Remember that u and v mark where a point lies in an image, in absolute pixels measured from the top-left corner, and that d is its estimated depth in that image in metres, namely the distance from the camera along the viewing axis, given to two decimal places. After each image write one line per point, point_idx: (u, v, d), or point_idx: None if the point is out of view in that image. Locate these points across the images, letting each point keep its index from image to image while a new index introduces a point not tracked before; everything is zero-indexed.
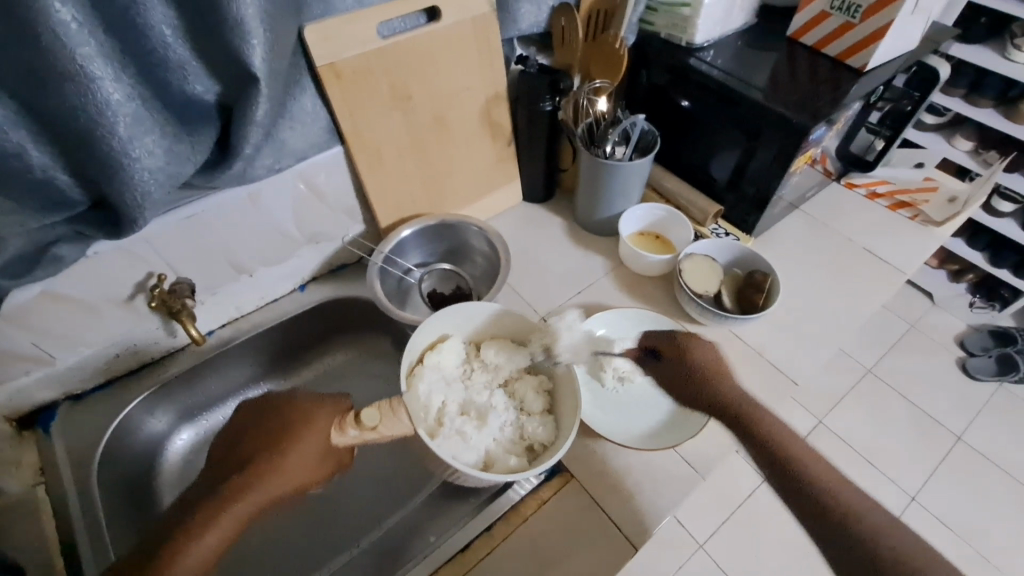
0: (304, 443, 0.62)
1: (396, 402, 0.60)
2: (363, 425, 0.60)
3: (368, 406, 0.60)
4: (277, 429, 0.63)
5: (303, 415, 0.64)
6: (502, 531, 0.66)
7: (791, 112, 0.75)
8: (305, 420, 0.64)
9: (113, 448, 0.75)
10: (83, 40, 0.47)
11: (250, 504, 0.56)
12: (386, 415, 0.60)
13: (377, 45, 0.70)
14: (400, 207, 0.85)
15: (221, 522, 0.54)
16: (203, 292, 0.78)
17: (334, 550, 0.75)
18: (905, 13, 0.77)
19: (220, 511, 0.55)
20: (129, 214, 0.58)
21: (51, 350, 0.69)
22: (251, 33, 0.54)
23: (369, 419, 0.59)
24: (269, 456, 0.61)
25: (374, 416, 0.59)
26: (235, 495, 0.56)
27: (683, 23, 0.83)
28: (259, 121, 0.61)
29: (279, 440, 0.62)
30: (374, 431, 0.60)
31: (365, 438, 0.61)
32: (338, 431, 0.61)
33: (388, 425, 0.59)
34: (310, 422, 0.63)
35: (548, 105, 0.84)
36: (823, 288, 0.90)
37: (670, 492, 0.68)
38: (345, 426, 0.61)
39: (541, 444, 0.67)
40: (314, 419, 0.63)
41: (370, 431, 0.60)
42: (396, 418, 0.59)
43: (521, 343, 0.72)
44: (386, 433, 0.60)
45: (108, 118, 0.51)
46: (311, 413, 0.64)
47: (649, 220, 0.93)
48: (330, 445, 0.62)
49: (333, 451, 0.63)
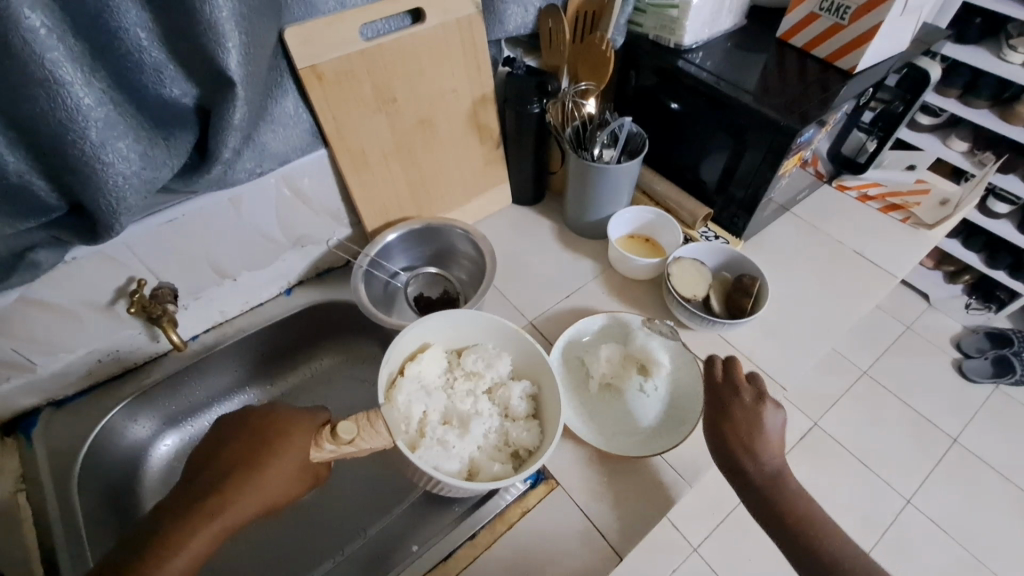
0: (277, 463, 0.54)
1: (376, 415, 0.55)
2: (340, 439, 0.54)
3: (346, 418, 0.55)
4: (244, 444, 0.56)
5: (274, 428, 0.57)
6: (485, 539, 0.65)
7: (779, 115, 0.75)
8: (275, 436, 0.56)
9: (94, 455, 0.74)
10: (53, 45, 0.46)
11: (217, 526, 0.50)
12: (365, 428, 0.55)
13: (358, 47, 0.69)
14: (386, 210, 0.84)
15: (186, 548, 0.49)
16: (185, 297, 0.77)
17: (317, 558, 0.74)
18: (895, 15, 0.76)
19: (183, 536, 0.49)
20: (105, 219, 0.57)
21: (30, 355, 0.68)
22: (227, 36, 0.53)
23: (346, 432, 0.54)
24: (235, 478, 0.53)
25: (351, 430, 0.54)
26: (198, 519, 0.50)
27: (671, 25, 0.82)
28: (237, 125, 0.60)
29: (245, 457, 0.55)
30: (352, 445, 0.54)
31: (343, 452, 0.55)
32: (314, 446, 0.56)
33: (367, 439, 0.54)
34: (281, 437, 0.56)
35: (536, 108, 0.83)
36: (814, 292, 0.89)
37: (656, 499, 0.68)
38: (322, 439, 0.55)
39: (526, 450, 0.66)
40: (285, 434, 0.56)
41: (348, 446, 0.54)
42: (376, 432, 0.55)
43: (503, 351, 0.72)
44: (365, 447, 0.55)
45: (81, 123, 0.51)
46: (283, 425, 0.57)
47: (637, 224, 0.92)
48: (304, 462, 0.56)
49: (308, 470, 0.56)
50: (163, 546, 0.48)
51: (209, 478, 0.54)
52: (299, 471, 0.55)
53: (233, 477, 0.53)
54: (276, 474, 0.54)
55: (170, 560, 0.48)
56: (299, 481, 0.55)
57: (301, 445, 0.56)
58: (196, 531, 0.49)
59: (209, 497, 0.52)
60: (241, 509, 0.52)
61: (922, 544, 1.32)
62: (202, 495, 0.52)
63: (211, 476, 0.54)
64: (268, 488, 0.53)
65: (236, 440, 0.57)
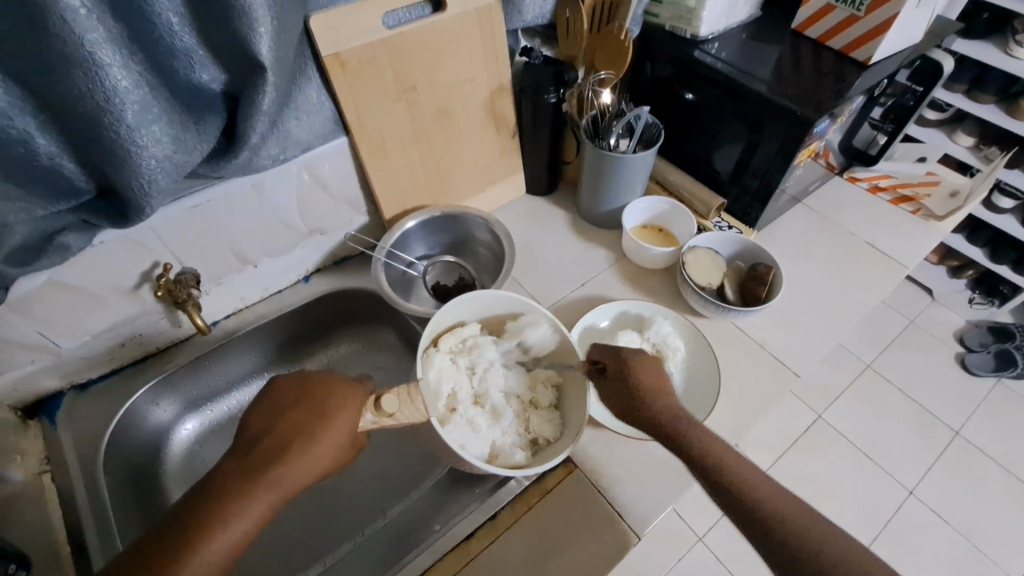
0: (329, 435, 0.55)
1: (415, 388, 0.58)
2: (383, 411, 0.56)
3: (388, 392, 0.57)
4: (296, 417, 0.57)
5: (328, 399, 0.57)
6: (507, 519, 0.67)
7: (794, 105, 0.75)
8: (328, 407, 0.57)
9: (118, 438, 0.75)
10: (92, 26, 0.47)
11: (275, 494, 0.52)
12: (406, 403, 0.57)
13: (380, 36, 0.70)
14: (403, 197, 0.85)
15: (244, 514, 0.51)
16: (207, 283, 0.78)
17: (337, 539, 0.75)
18: (910, 7, 0.77)
19: (243, 501, 0.51)
20: (135, 202, 0.58)
21: (56, 339, 0.69)
22: (258, 22, 0.54)
23: (388, 405, 0.56)
24: (293, 449, 0.54)
25: (394, 403, 0.57)
26: (257, 489, 0.52)
27: (688, 15, 0.83)
28: (265, 110, 0.61)
29: (288, 434, 0.55)
30: (393, 418, 0.57)
31: (382, 424, 0.57)
32: (358, 418, 0.57)
33: (406, 414, 0.57)
34: (333, 407, 0.57)
35: (553, 97, 0.84)
36: (824, 282, 0.90)
37: (671, 482, 0.69)
38: (363, 409, 0.57)
39: (545, 440, 0.68)
40: (337, 406, 0.57)
41: (389, 418, 0.57)
42: (414, 406, 0.57)
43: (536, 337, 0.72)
44: (404, 421, 0.57)
45: (116, 107, 0.51)
46: (334, 397, 0.58)
47: (652, 214, 0.94)
48: (353, 434, 0.57)
49: (355, 441, 0.57)
50: (223, 512, 0.50)
51: (264, 449, 0.55)
52: (350, 440, 0.57)
53: (292, 445, 0.54)
54: (328, 445, 0.55)
55: (229, 527, 0.50)
56: (346, 451, 0.57)
57: (346, 421, 0.57)
58: (254, 497, 0.51)
59: (270, 467, 0.53)
60: (296, 479, 0.53)
61: (924, 535, 1.34)
62: (262, 464, 0.53)
63: (268, 443, 0.55)
64: (319, 458, 0.55)
65: (287, 411, 0.57)
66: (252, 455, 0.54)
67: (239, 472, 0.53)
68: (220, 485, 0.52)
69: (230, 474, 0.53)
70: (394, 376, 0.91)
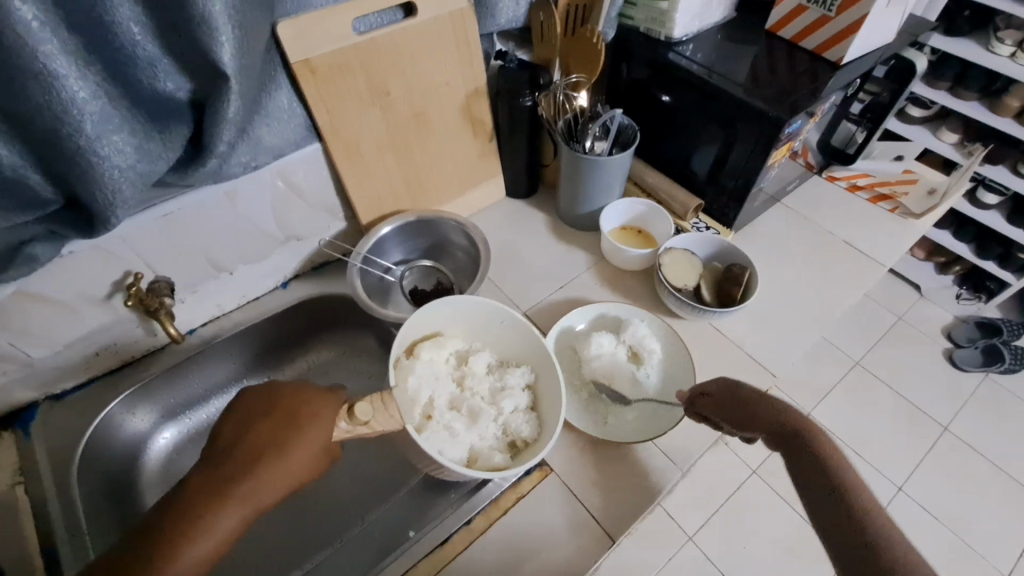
0: (302, 445, 0.55)
1: (389, 397, 0.57)
2: (357, 420, 0.56)
3: (362, 400, 0.56)
4: (271, 426, 0.56)
5: (301, 407, 0.57)
6: (480, 525, 0.67)
7: (767, 106, 0.76)
8: (302, 416, 0.57)
9: (94, 448, 0.75)
10: (46, 38, 0.47)
11: (247, 509, 0.51)
12: (380, 410, 0.56)
13: (351, 42, 0.70)
14: (380, 202, 0.85)
15: (218, 526, 0.50)
16: (182, 291, 0.78)
17: (317, 546, 0.75)
18: (881, 7, 0.77)
19: (215, 512, 0.50)
20: (100, 213, 0.58)
21: (29, 350, 0.69)
22: (220, 30, 0.54)
23: (362, 413, 0.56)
24: (265, 459, 0.54)
25: (368, 411, 0.56)
26: (231, 502, 0.51)
27: (662, 18, 0.83)
28: (231, 118, 0.61)
29: (264, 448, 0.55)
30: (368, 426, 0.56)
31: (356, 432, 0.57)
32: (333, 427, 0.56)
33: (381, 422, 0.56)
34: (307, 417, 0.57)
35: (528, 100, 0.83)
36: (802, 281, 0.91)
37: (648, 484, 0.69)
38: (337, 418, 0.57)
39: (523, 441, 0.68)
40: (311, 415, 0.57)
41: (364, 426, 0.56)
42: (389, 415, 0.56)
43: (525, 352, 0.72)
44: (379, 429, 0.56)
45: (74, 117, 0.51)
46: (309, 406, 0.57)
47: (630, 215, 0.94)
48: (328, 444, 0.56)
49: (332, 450, 0.57)
50: (196, 523, 0.49)
51: (237, 460, 0.54)
52: (324, 450, 0.56)
53: (263, 456, 0.54)
54: (302, 457, 0.55)
55: (199, 541, 0.49)
56: (322, 460, 0.56)
57: (321, 431, 0.56)
58: (226, 509, 0.50)
59: (238, 483, 0.52)
60: (270, 491, 0.53)
61: (913, 530, 1.34)
62: (236, 476, 0.53)
63: (241, 453, 0.54)
64: (294, 469, 0.54)
65: (262, 420, 0.57)
66: (224, 466, 0.53)
67: (214, 481, 0.52)
68: (193, 496, 0.51)
69: (201, 487, 0.52)
70: (375, 380, 0.91)
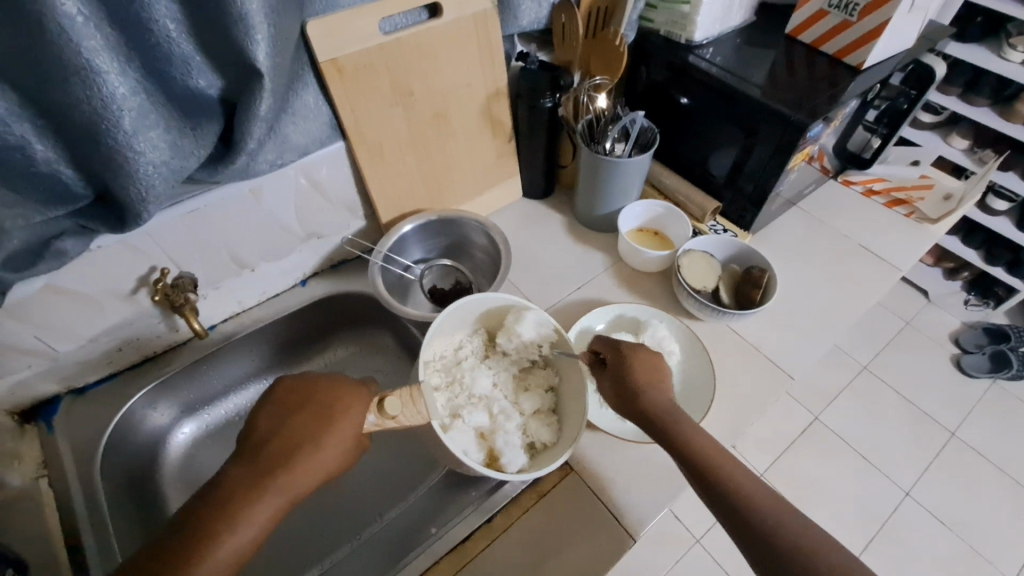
0: (333, 437, 0.56)
1: (418, 393, 0.57)
2: (385, 413, 0.56)
3: (391, 394, 0.57)
4: (304, 421, 0.56)
5: (333, 402, 0.58)
6: (502, 523, 0.67)
7: (788, 110, 0.76)
8: (334, 412, 0.57)
9: (117, 442, 0.75)
10: (88, 34, 0.47)
11: (283, 499, 0.52)
12: (408, 405, 0.56)
13: (377, 41, 0.70)
14: (400, 201, 0.85)
15: (255, 516, 0.50)
16: (204, 287, 0.78)
17: (335, 543, 0.75)
18: (902, 12, 0.78)
19: (252, 504, 0.51)
20: (132, 209, 0.59)
21: (54, 344, 0.70)
22: (255, 28, 0.54)
23: (391, 407, 0.56)
24: (298, 455, 0.54)
25: (396, 406, 0.56)
26: (267, 493, 0.52)
27: (682, 21, 0.84)
28: (262, 116, 0.61)
29: (295, 442, 0.55)
30: (394, 420, 0.57)
31: (383, 426, 0.57)
32: (364, 420, 0.57)
33: (409, 417, 0.56)
34: (337, 410, 0.57)
35: (549, 101, 0.84)
36: (819, 285, 0.91)
37: (667, 485, 0.70)
38: (366, 411, 0.57)
39: (543, 443, 0.67)
40: (342, 408, 0.57)
41: (391, 421, 0.57)
42: (416, 409, 0.56)
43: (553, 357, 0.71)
44: (405, 423, 0.57)
45: (113, 113, 0.52)
46: (340, 399, 0.58)
47: (647, 217, 0.94)
48: (357, 437, 0.57)
49: (360, 443, 0.58)
50: (232, 515, 0.50)
51: (270, 455, 0.54)
52: (353, 443, 0.57)
53: (299, 450, 0.55)
54: (334, 448, 0.56)
55: (233, 535, 0.49)
56: (351, 453, 0.57)
57: (351, 425, 0.57)
58: (260, 502, 0.51)
59: (276, 475, 0.53)
60: (304, 483, 0.53)
61: (921, 535, 1.35)
62: (269, 470, 0.53)
63: (274, 447, 0.55)
64: (326, 461, 0.55)
65: (294, 415, 0.57)
66: (259, 460, 0.54)
67: (249, 475, 0.53)
68: (227, 493, 0.51)
69: (236, 484, 0.52)
70: (394, 376, 0.92)
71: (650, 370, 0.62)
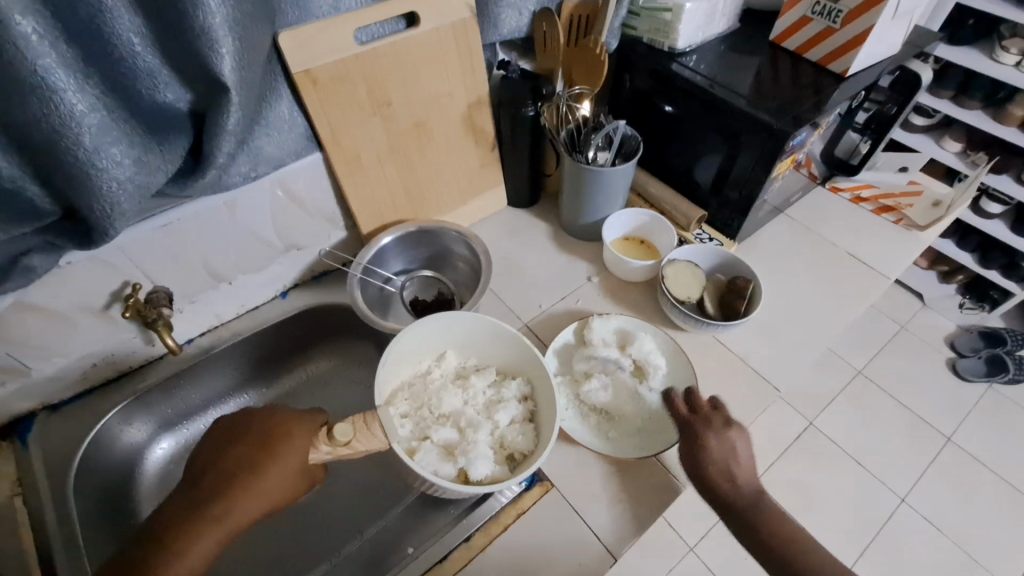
0: (274, 467, 0.54)
1: (372, 418, 0.55)
2: (337, 441, 0.54)
3: (343, 420, 0.55)
4: (244, 450, 0.56)
5: (274, 431, 0.56)
6: (480, 541, 0.66)
7: (772, 118, 0.75)
8: (277, 440, 0.56)
9: (92, 459, 0.74)
10: (44, 51, 0.46)
11: (223, 531, 0.51)
12: (362, 430, 0.55)
13: (352, 52, 0.69)
14: (380, 212, 0.84)
15: (194, 551, 0.49)
16: (181, 301, 0.77)
17: (313, 561, 0.74)
18: (886, 19, 0.77)
19: (193, 537, 0.50)
20: (99, 225, 0.58)
21: (26, 361, 0.68)
22: (221, 42, 0.54)
23: (342, 434, 0.54)
24: (237, 484, 0.53)
25: (348, 432, 0.54)
26: (204, 524, 0.51)
27: (665, 28, 0.83)
28: (231, 130, 0.60)
29: (238, 471, 0.54)
30: (348, 447, 0.55)
31: (338, 454, 0.55)
32: (311, 448, 0.55)
33: (363, 442, 0.55)
34: (281, 440, 0.56)
35: (531, 110, 0.83)
36: (805, 294, 0.90)
37: (649, 499, 0.69)
38: (316, 441, 0.55)
39: (521, 453, 0.66)
40: (286, 436, 0.56)
41: (344, 448, 0.55)
42: (372, 435, 0.55)
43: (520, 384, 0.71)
44: (361, 449, 0.55)
45: (74, 129, 0.51)
46: (285, 427, 0.57)
47: (632, 226, 0.93)
48: (304, 467, 0.56)
49: (308, 474, 0.56)
50: (172, 545, 0.49)
51: (210, 484, 0.54)
52: (300, 472, 0.56)
53: (237, 480, 0.54)
54: (277, 478, 0.54)
55: (172, 566, 0.48)
56: (298, 483, 0.56)
57: (297, 453, 0.55)
58: (200, 532, 0.50)
59: (213, 504, 0.52)
60: (243, 513, 0.52)
61: (917, 542, 1.33)
62: (208, 499, 0.52)
63: (213, 478, 0.54)
64: (269, 491, 0.54)
65: (237, 443, 0.56)
66: (197, 490, 0.53)
67: (188, 507, 0.52)
68: (168, 524, 0.51)
69: (177, 514, 0.52)
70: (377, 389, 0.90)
71: (726, 451, 0.64)
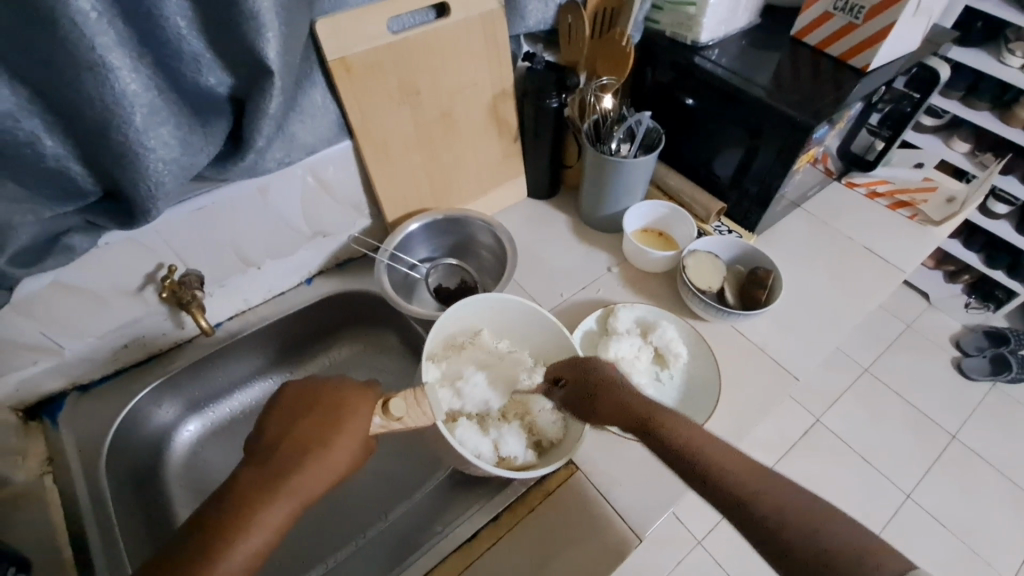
0: (340, 441, 0.55)
1: (422, 393, 0.57)
2: (390, 415, 0.56)
3: (395, 395, 0.57)
4: (312, 423, 0.56)
5: (341, 406, 0.57)
6: (508, 522, 0.67)
7: (794, 111, 0.76)
8: (340, 414, 0.57)
9: (121, 439, 0.75)
10: (101, 30, 0.48)
11: (294, 502, 0.52)
12: (413, 406, 0.57)
13: (386, 40, 0.70)
14: (405, 201, 0.86)
15: (267, 521, 0.50)
16: (210, 285, 0.78)
17: (339, 542, 0.76)
18: (908, 15, 0.78)
19: (263, 508, 0.51)
20: (142, 205, 0.59)
21: (61, 340, 0.70)
22: (266, 26, 0.55)
23: (396, 409, 0.56)
24: (306, 458, 0.54)
25: (401, 408, 0.56)
26: (278, 497, 0.51)
27: (688, 22, 0.84)
28: (272, 113, 0.61)
29: (303, 445, 0.55)
30: (399, 422, 0.56)
31: (389, 427, 0.57)
32: (370, 420, 0.57)
33: (414, 419, 0.56)
34: (344, 413, 0.57)
35: (555, 102, 0.84)
36: (822, 287, 0.91)
37: (673, 482, 0.70)
38: (372, 413, 0.57)
39: (550, 441, 0.67)
40: (350, 410, 0.57)
41: (396, 422, 0.56)
42: (422, 411, 0.57)
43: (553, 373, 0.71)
44: (411, 425, 0.57)
45: (125, 109, 0.52)
46: (346, 402, 0.58)
47: (652, 218, 0.95)
48: (365, 439, 0.57)
49: (368, 447, 0.58)
50: (249, 517, 0.50)
51: (282, 456, 0.54)
52: (361, 446, 0.57)
53: (308, 451, 0.54)
54: (342, 451, 0.55)
55: (251, 535, 0.49)
56: (358, 455, 0.57)
57: (359, 426, 0.56)
58: (274, 504, 0.51)
59: (287, 477, 0.53)
60: (311, 487, 0.53)
61: (921, 538, 1.35)
62: (280, 473, 0.53)
63: (284, 450, 0.55)
64: (337, 462, 0.55)
65: (303, 416, 0.57)
66: (269, 463, 0.54)
67: (259, 479, 0.53)
68: (239, 494, 0.52)
69: (249, 485, 0.52)
70: (399, 379, 0.91)
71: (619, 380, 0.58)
